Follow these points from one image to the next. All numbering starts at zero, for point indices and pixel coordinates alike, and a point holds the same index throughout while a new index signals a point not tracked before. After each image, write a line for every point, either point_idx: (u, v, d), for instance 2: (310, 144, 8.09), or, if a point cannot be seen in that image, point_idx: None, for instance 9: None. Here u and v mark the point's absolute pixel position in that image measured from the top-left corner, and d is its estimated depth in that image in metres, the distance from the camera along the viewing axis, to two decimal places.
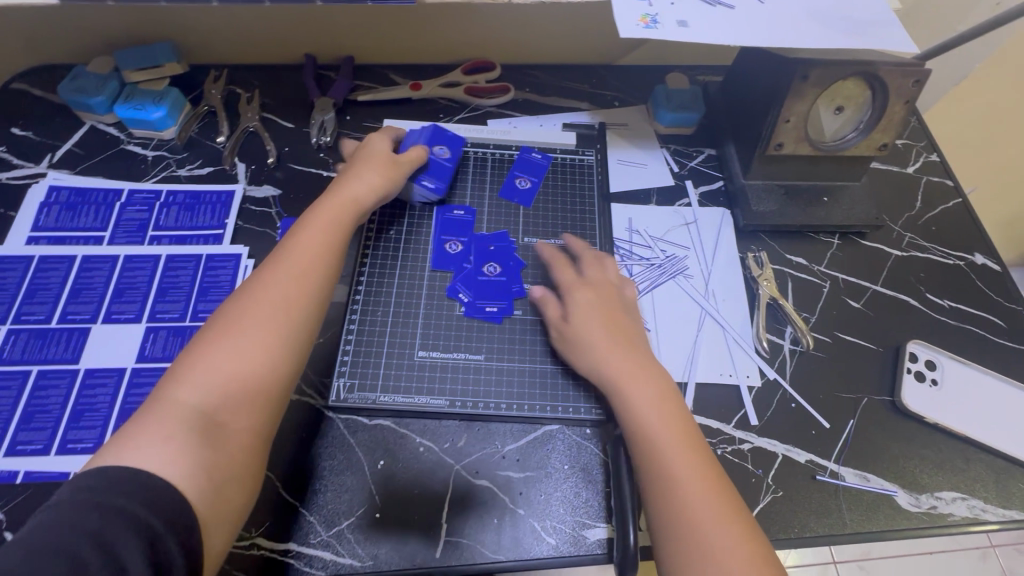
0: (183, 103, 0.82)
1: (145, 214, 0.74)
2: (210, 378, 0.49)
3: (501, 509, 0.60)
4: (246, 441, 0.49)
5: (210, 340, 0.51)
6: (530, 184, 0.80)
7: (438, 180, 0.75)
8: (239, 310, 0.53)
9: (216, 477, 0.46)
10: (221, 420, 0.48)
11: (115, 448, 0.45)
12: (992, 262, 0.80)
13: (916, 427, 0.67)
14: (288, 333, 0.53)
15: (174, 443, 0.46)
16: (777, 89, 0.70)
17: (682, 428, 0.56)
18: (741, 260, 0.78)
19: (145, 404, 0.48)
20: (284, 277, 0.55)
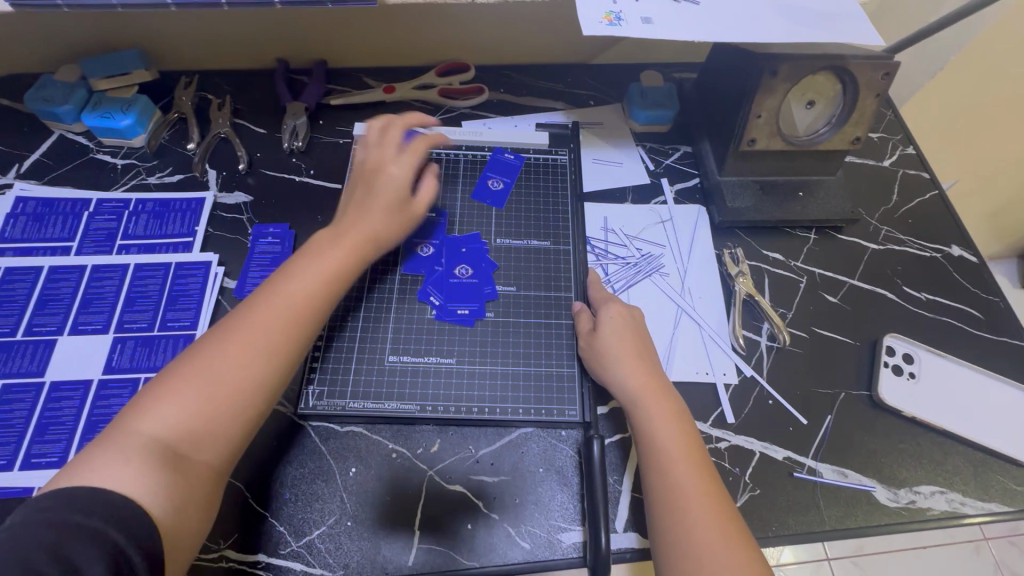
0: (153, 110, 0.81)
1: (114, 223, 0.73)
2: (176, 410, 0.48)
3: (475, 515, 0.59)
4: (206, 470, 0.49)
5: (184, 369, 0.50)
6: (502, 184, 0.80)
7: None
8: (218, 342, 0.52)
9: (178, 497, 0.46)
10: (182, 452, 0.47)
11: (75, 472, 0.44)
12: (969, 254, 0.80)
13: (893, 421, 0.67)
14: (267, 372, 0.52)
15: (135, 466, 0.45)
16: (748, 85, 0.70)
17: (682, 430, 0.57)
18: (717, 257, 0.77)
19: (106, 428, 0.48)
20: (273, 312, 0.54)
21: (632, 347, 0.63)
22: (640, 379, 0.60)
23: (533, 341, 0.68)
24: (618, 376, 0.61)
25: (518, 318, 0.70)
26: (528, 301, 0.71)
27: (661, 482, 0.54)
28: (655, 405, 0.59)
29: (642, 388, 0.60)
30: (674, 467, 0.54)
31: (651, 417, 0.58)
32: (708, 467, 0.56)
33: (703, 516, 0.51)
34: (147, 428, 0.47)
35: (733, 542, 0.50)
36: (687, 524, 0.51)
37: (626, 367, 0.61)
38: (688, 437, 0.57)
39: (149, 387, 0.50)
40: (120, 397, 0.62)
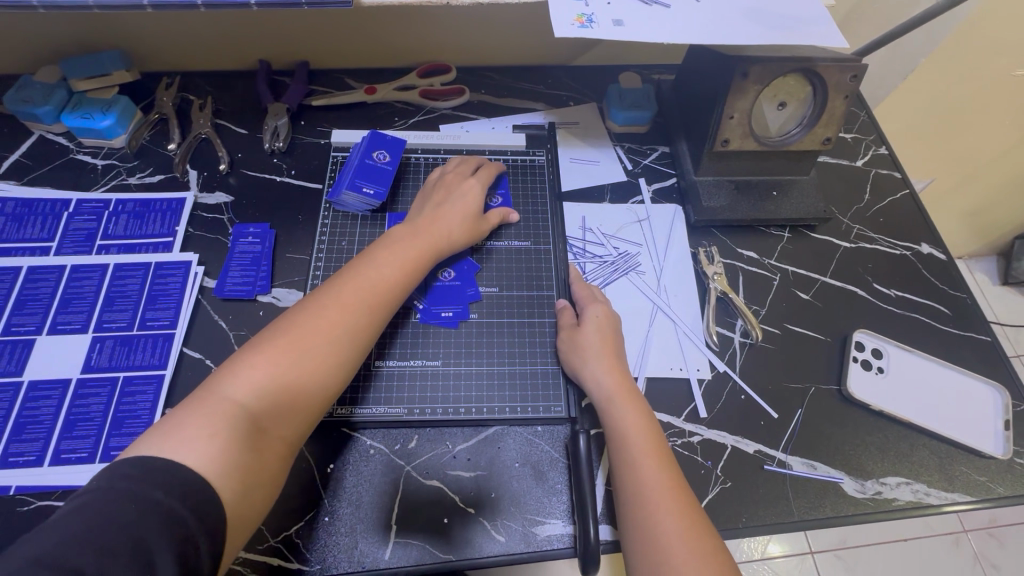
0: (134, 111, 0.81)
1: (94, 223, 0.74)
2: (264, 382, 0.50)
3: (453, 509, 0.60)
4: (278, 451, 0.50)
5: (273, 342, 0.52)
6: (501, 200, 0.80)
7: (379, 186, 0.75)
8: (305, 320, 0.54)
9: (249, 479, 0.46)
10: (264, 425, 0.49)
11: (159, 441, 0.45)
12: (938, 252, 0.82)
13: (861, 414, 0.69)
14: (347, 356, 0.55)
15: (219, 441, 0.46)
16: (721, 86, 0.71)
17: (646, 430, 0.58)
18: (693, 255, 0.79)
19: (193, 392, 0.49)
20: (358, 298, 0.57)
21: (607, 344, 0.65)
22: (610, 379, 0.62)
23: (515, 341, 0.70)
24: (593, 374, 0.63)
25: (500, 319, 0.71)
26: (510, 301, 0.73)
27: (630, 480, 0.55)
28: (626, 408, 0.60)
29: (614, 391, 0.61)
30: (641, 465, 0.56)
31: (623, 417, 0.59)
32: (674, 466, 0.56)
33: (667, 510, 0.52)
34: (232, 396, 0.48)
35: (696, 536, 0.51)
36: (653, 520, 0.52)
37: (597, 364, 0.63)
38: (651, 436, 0.58)
39: (236, 356, 0.52)
40: (97, 397, 0.63)
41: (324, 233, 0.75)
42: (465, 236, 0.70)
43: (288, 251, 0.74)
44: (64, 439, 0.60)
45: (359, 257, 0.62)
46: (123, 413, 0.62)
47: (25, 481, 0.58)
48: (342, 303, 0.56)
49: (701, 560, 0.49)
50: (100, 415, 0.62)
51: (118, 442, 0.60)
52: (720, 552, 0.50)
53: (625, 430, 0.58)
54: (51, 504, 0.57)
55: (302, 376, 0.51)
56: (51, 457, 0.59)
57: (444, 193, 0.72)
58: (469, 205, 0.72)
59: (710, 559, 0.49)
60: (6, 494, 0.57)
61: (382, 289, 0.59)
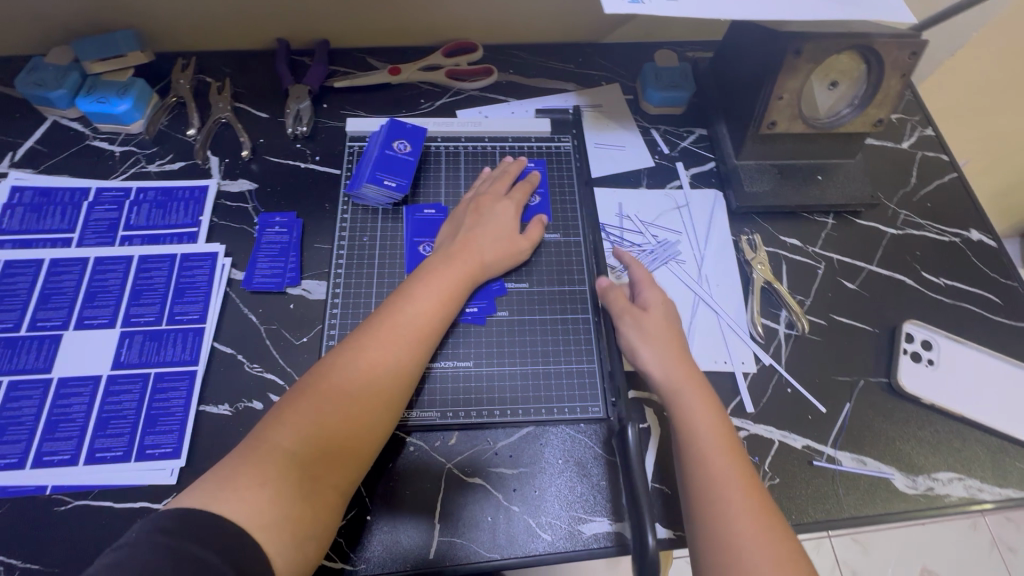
0: (150, 94, 0.78)
1: (115, 214, 0.71)
2: (312, 428, 0.50)
3: (495, 507, 0.59)
4: (330, 501, 0.49)
5: (317, 386, 0.52)
6: (538, 197, 0.75)
7: (401, 177, 0.69)
8: (346, 361, 0.54)
9: (300, 531, 0.46)
10: (315, 474, 0.49)
11: (213, 492, 0.45)
12: (987, 238, 0.79)
13: (911, 408, 0.67)
14: (389, 396, 0.54)
15: (269, 490, 0.46)
16: (770, 65, 0.67)
17: (714, 422, 0.56)
18: (734, 243, 0.76)
19: (244, 439, 0.49)
20: (396, 337, 0.56)
21: (667, 335, 0.62)
22: (676, 369, 0.59)
23: (550, 339, 0.67)
24: (656, 364, 0.60)
25: (531, 318, 0.68)
26: (541, 296, 0.69)
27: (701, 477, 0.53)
28: (692, 396, 0.58)
29: (681, 380, 0.59)
30: (710, 460, 0.53)
31: (688, 407, 0.57)
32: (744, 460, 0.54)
33: (740, 510, 0.50)
34: (284, 446, 0.49)
35: (774, 542, 0.49)
36: (730, 520, 0.50)
37: (659, 354, 0.61)
38: (718, 429, 0.56)
39: (283, 400, 0.52)
40: (129, 394, 0.61)
41: (343, 227, 0.70)
42: (504, 259, 0.67)
43: (316, 241, 0.72)
44: (98, 438, 0.59)
45: (400, 289, 0.61)
46: (157, 410, 0.60)
47: (61, 481, 0.57)
48: (384, 344, 0.55)
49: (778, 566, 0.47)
50: (133, 413, 0.60)
51: (152, 440, 0.59)
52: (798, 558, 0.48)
53: (690, 422, 0.56)
54: (89, 503, 0.56)
55: (347, 422, 0.51)
56: (85, 455, 0.58)
57: (477, 215, 0.67)
58: (503, 225, 0.68)
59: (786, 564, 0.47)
60: (43, 494, 0.56)
61: (424, 325, 0.58)
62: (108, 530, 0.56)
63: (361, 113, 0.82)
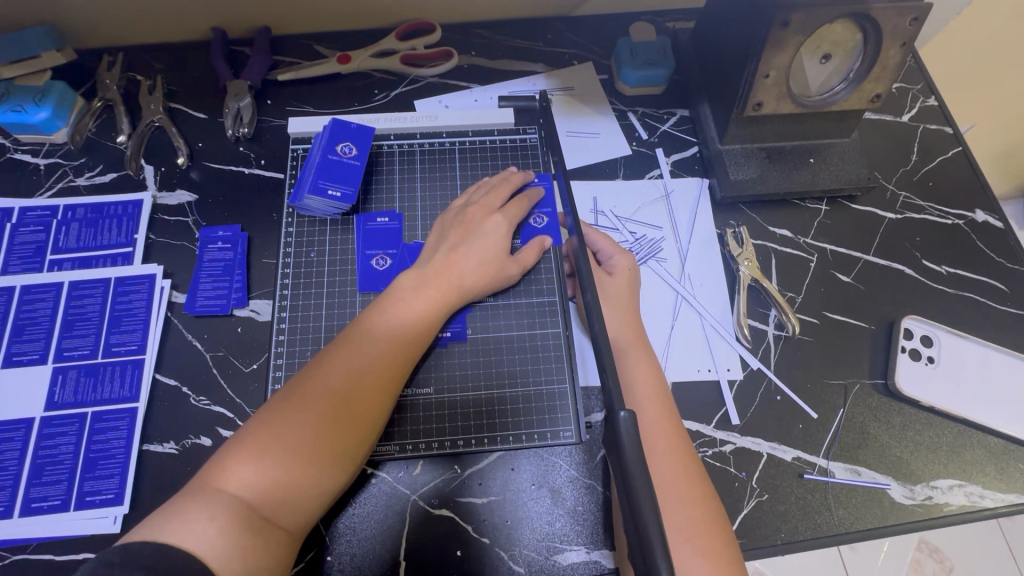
0: (73, 98, 0.71)
1: (41, 236, 0.65)
2: (264, 475, 0.45)
3: (463, 540, 0.55)
4: (282, 539, 0.46)
5: (274, 424, 0.47)
6: (547, 220, 0.67)
7: (347, 185, 0.63)
8: (307, 395, 0.49)
9: (251, 563, 0.42)
10: (266, 515, 0.45)
11: (161, 521, 0.42)
12: (994, 219, 0.73)
13: (910, 411, 0.62)
14: (354, 436, 0.50)
15: (218, 521, 0.42)
16: (754, 39, 0.60)
17: (652, 380, 0.57)
18: (719, 237, 0.70)
19: (190, 481, 0.45)
20: (357, 366, 0.51)
21: (626, 300, 0.62)
22: (625, 330, 0.60)
23: (517, 357, 0.62)
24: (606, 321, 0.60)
25: (498, 335, 0.63)
26: (508, 309, 0.64)
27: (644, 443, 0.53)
28: (635, 358, 0.58)
29: (629, 342, 0.59)
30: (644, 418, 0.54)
31: (631, 368, 0.58)
32: (677, 422, 0.55)
33: (667, 465, 0.52)
34: (236, 483, 0.45)
35: (701, 508, 0.50)
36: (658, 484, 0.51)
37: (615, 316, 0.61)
38: (655, 390, 0.56)
39: (236, 436, 0.48)
40: (65, 437, 0.57)
41: (289, 241, 0.65)
42: (486, 278, 0.60)
43: (264, 256, 0.66)
44: (34, 486, 0.55)
45: (369, 310, 0.56)
46: (96, 453, 0.56)
47: None
48: (348, 375, 0.51)
49: (701, 535, 0.49)
50: (70, 457, 0.56)
51: (92, 487, 0.55)
52: (720, 528, 0.50)
53: (631, 383, 0.57)
54: (27, 557, 0.53)
55: (304, 467, 0.47)
56: (20, 507, 0.54)
57: (463, 233, 0.61)
58: (493, 243, 0.61)
59: (710, 533, 0.49)
60: None
61: (394, 354, 0.53)
62: None
63: (309, 110, 0.74)
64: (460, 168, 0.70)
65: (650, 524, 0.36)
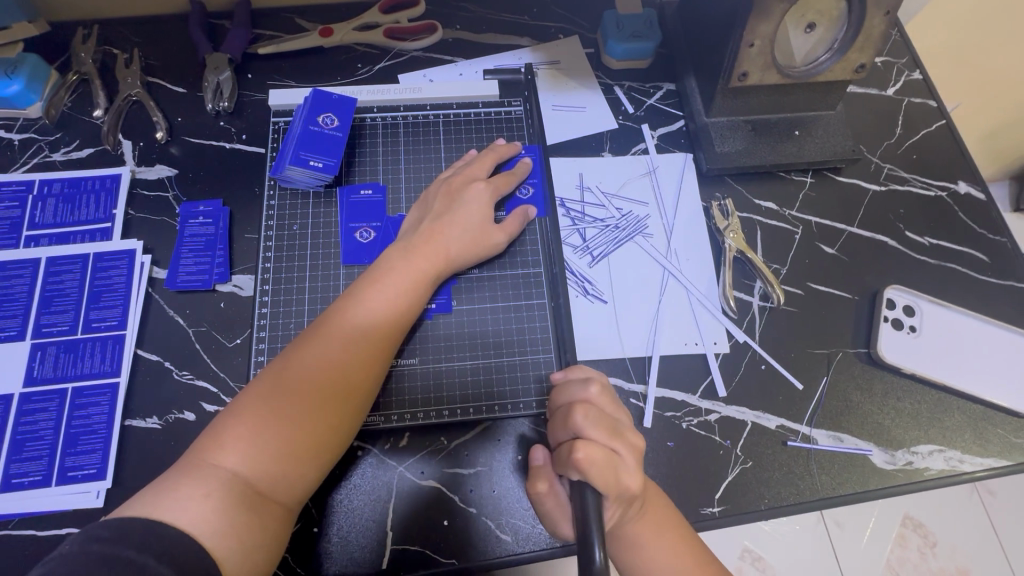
0: (47, 71, 0.69)
1: (17, 211, 0.64)
2: (261, 449, 0.46)
3: (450, 510, 0.55)
4: (278, 514, 0.46)
5: (268, 399, 0.48)
6: (531, 191, 0.67)
7: (329, 157, 0.62)
8: (300, 370, 0.49)
9: (250, 540, 0.43)
10: (261, 490, 0.45)
11: (154, 499, 0.42)
12: (976, 190, 0.73)
13: (892, 379, 0.63)
14: (348, 408, 0.50)
15: (215, 499, 0.43)
16: (739, 7, 0.59)
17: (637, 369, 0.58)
18: (705, 210, 0.70)
19: (184, 456, 0.45)
20: (349, 339, 0.51)
21: None
22: None
23: (503, 329, 0.62)
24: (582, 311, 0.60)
25: (483, 308, 0.63)
26: (493, 281, 0.64)
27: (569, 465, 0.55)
28: None
29: None
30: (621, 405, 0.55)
31: None
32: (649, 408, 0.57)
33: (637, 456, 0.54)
34: (230, 461, 0.45)
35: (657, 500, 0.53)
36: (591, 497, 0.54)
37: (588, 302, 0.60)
38: None
39: (229, 410, 0.48)
40: (46, 412, 0.56)
41: (271, 214, 0.64)
42: (472, 249, 0.60)
43: (246, 231, 0.65)
44: (14, 462, 0.54)
45: (358, 283, 0.56)
46: (77, 428, 0.55)
47: None
48: (340, 349, 0.51)
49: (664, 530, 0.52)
50: (51, 433, 0.55)
51: (74, 462, 0.54)
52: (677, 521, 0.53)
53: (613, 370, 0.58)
54: (10, 532, 0.52)
55: (300, 440, 0.47)
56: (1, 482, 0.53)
57: (447, 201, 0.61)
58: (479, 212, 0.61)
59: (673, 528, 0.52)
60: None
61: (385, 327, 0.53)
62: (33, 559, 0.52)
63: (291, 84, 0.73)
64: (444, 141, 0.69)
65: (590, 505, 0.45)
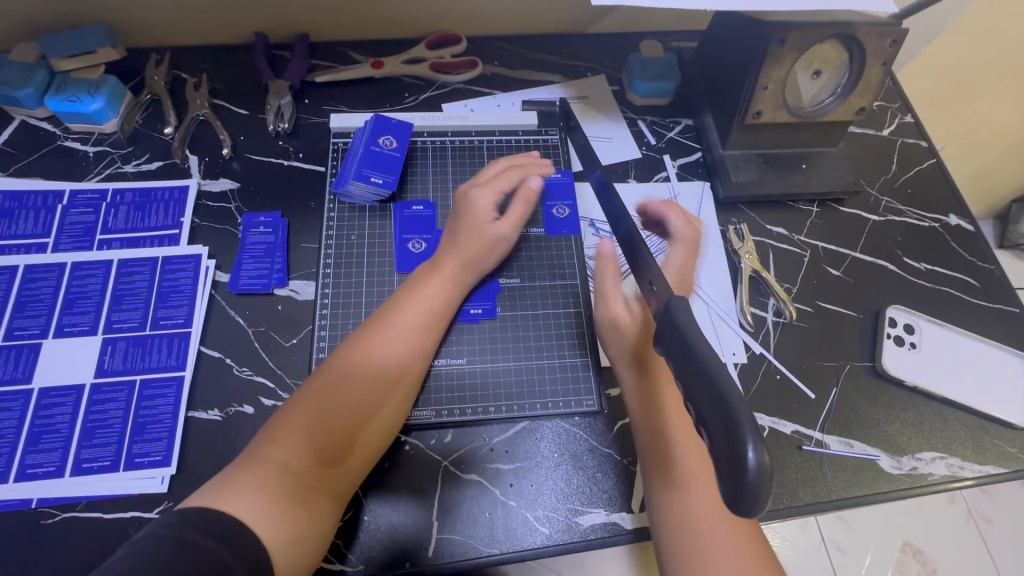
0: (123, 91, 0.75)
1: (91, 217, 0.69)
2: (310, 444, 0.50)
3: (492, 502, 0.59)
4: (327, 507, 0.50)
5: (317, 400, 0.52)
6: (567, 211, 0.74)
7: (387, 175, 0.70)
8: (345, 374, 0.54)
9: (296, 530, 0.47)
10: (311, 485, 0.49)
11: (214, 491, 0.47)
12: (965, 222, 0.81)
13: (895, 391, 0.68)
14: (386, 410, 0.55)
15: (266, 491, 0.47)
16: (755, 55, 0.67)
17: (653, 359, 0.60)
18: (722, 233, 0.77)
19: (243, 452, 0.50)
20: (388, 347, 0.57)
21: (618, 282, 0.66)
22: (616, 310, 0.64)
23: (542, 334, 0.67)
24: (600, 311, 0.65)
25: (524, 314, 0.68)
26: (534, 291, 0.69)
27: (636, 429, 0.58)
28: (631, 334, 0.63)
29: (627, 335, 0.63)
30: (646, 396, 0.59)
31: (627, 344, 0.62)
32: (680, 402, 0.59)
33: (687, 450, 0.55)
34: (282, 458, 0.49)
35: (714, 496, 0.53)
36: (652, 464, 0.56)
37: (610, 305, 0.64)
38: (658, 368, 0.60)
39: (282, 410, 0.53)
40: (115, 402, 0.60)
41: (331, 227, 0.70)
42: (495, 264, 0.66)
43: (303, 240, 0.70)
44: (84, 448, 0.57)
45: (394, 295, 0.61)
46: (144, 418, 0.59)
47: (46, 493, 0.55)
48: (380, 356, 0.56)
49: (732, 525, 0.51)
50: (119, 421, 0.59)
51: (141, 449, 0.58)
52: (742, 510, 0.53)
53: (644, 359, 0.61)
54: (78, 514, 0.55)
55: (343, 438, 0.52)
56: (72, 466, 0.57)
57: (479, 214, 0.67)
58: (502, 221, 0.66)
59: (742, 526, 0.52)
60: (30, 508, 0.55)
61: (417, 338, 0.59)
62: (99, 540, 0.55)
63: (344, 109, 0.80)
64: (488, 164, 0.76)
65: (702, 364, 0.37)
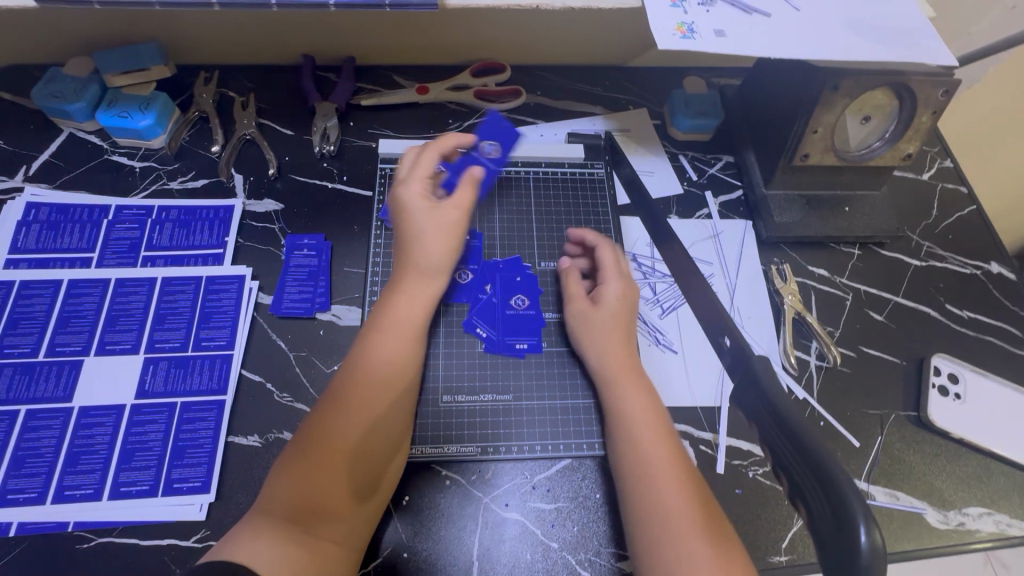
0: (173, 108, 0.76)
1: (137, 233, 0.69)
2: (299, 486, 0.49)
3: (534, 544, 0.57)
4: (334, 551, 0.48)
5: (309, 440, 0.52)
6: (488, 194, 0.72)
7: None
8: (335, 412, 0.53)
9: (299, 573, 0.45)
10: (306, 529, 0.47)
11: (224, 544, 0.46)
12: (1007, 271, 0.80)
13: (940, 442, 0.67)
14: (377, 447, 0.53)
15: (264, 539, 0.46)
16: (805, 99, 0.67)
17: (648, 408, 0.57)
18: (764, 273, 0.76)
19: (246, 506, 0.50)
20: (373, 381, 0.55)
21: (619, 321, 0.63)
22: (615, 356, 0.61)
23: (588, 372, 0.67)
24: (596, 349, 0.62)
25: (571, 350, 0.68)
26: None
27: (630, 458, 0.54)
28: (626, 385, 0.59)
29: (617, 370, 0.60)
30: (641, 440, 0.55)
31: (625, 395, 0.59)
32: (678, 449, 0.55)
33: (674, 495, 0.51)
34: (288, 496, 0.49)
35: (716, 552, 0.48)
36: (654, 498, 0.51)
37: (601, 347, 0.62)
38: (653, 413, 0.57)
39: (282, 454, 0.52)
40: (155, 424, 0.59)
41: (377, 251, 0.71)
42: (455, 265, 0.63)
43: (346, 265, 0.70)
44: (123, 471, 0.56)
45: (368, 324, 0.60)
46: (183, 442, 0.58)
47: (84, 516, 0.54)
48: (368, 391, 0.54)
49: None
50: (159, 444, 0.58)
51: (179, 474, 0.57)
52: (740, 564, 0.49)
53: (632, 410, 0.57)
54: (113, 540, 0.54)
55: (332, 479, 0.50)
56: (109, 490, 0.56)
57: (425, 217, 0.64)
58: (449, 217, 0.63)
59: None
60: (65, 532, 0.54)
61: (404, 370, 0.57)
62: (135, 568, 0.53)
63: (389, 133, 0.80)
64: (534, 198, 0.77)
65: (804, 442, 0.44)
